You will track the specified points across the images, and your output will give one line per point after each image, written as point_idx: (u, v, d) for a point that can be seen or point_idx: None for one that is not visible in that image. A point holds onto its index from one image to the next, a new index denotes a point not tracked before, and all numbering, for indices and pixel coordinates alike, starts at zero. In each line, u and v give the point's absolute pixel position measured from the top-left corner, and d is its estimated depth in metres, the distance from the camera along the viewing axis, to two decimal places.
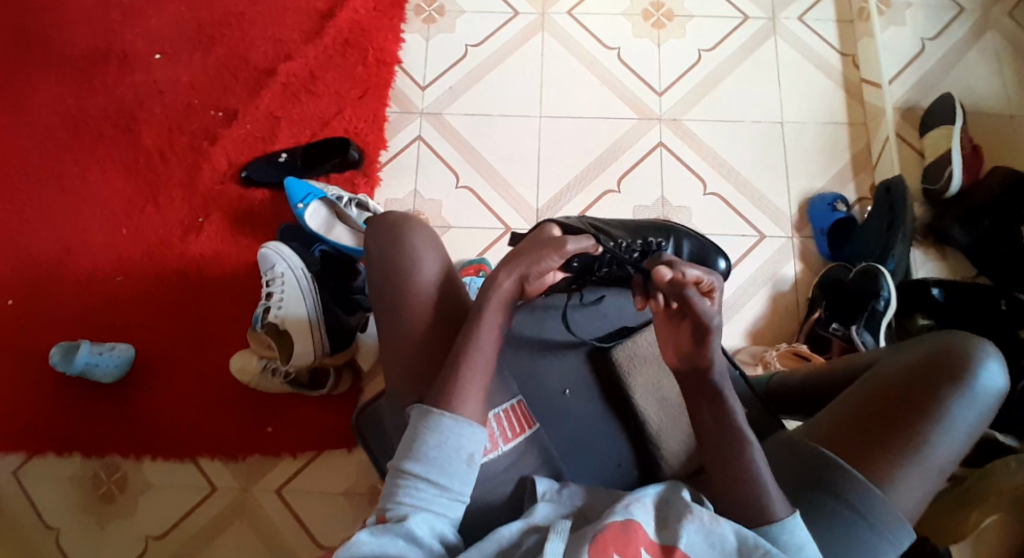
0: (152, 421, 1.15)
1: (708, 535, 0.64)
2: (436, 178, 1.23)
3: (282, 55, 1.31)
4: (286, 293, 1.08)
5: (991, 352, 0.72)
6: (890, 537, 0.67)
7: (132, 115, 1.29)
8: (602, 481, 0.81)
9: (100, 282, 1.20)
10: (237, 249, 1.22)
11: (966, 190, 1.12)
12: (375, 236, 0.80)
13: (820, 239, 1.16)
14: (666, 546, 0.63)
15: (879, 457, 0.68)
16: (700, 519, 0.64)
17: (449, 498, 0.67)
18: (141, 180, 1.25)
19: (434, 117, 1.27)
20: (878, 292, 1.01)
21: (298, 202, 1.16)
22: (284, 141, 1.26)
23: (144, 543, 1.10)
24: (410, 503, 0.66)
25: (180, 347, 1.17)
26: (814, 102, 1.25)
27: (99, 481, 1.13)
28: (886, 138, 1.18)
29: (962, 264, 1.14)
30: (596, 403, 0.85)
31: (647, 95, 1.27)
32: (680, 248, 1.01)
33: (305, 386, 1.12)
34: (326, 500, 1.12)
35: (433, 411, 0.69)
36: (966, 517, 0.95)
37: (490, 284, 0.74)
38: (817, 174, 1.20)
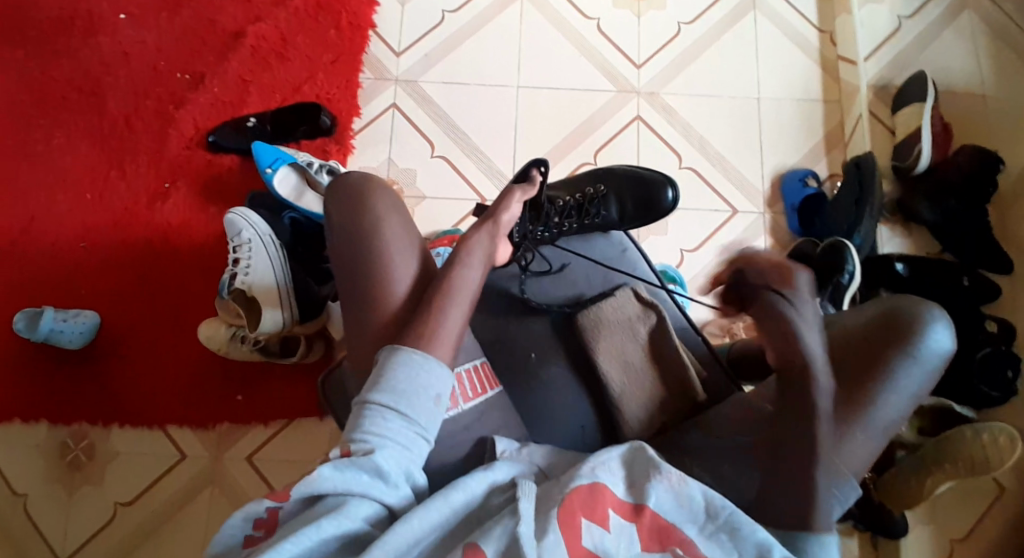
0: (119, 390, 1.13)
1: (677, 497, 0.65)
2: (411, 147, 1.22)
3: (252, 17, 1.28)
4: (253, 260, 1.06)
5: (943, 316, 0.74)
6: (837, 495, 0.70)
7: (95, 78, 1.25)
8: (567, 442, 0.83)
9: (63, 248, 1.18)
10: (205, 217, 1.19)
11: (934, 167, 1.13)
12: (339, 201, 0.79)
13: (790, 214, 1.17)
14: (636, 505, 0.65)
15: (828, 417, 0.70)
16: (670, 480, 0.66)
17: (415, 433, 0.67)
18: (105, 146, 1.22)
19: (409, 85, 1.26)
20: (843, 266, 1.03)
21: (267, 167, 1.14)
22: (254, 106, 1.24)
23: (112, 510, 1.09)
24: (377, 434, 0.65)
25: (148, 315, 1.16)
26: (789, 78, 1.25)
27: (67, 449, 1.12)
28: (860, 115, 1.19)
29: (926, 239, 1.15)
30: (562, 366, 0.86)
31: (626, 68, 1.26)
32: (624, 203, 1.05)
33: (274, 353, 1.10)
34: (297, 467, 1.12)
35: (403, 347, 0.70)
36: (922, 481, 1.00)
37: (463, 242, 0.79)
38: (791, 150, 1.21)
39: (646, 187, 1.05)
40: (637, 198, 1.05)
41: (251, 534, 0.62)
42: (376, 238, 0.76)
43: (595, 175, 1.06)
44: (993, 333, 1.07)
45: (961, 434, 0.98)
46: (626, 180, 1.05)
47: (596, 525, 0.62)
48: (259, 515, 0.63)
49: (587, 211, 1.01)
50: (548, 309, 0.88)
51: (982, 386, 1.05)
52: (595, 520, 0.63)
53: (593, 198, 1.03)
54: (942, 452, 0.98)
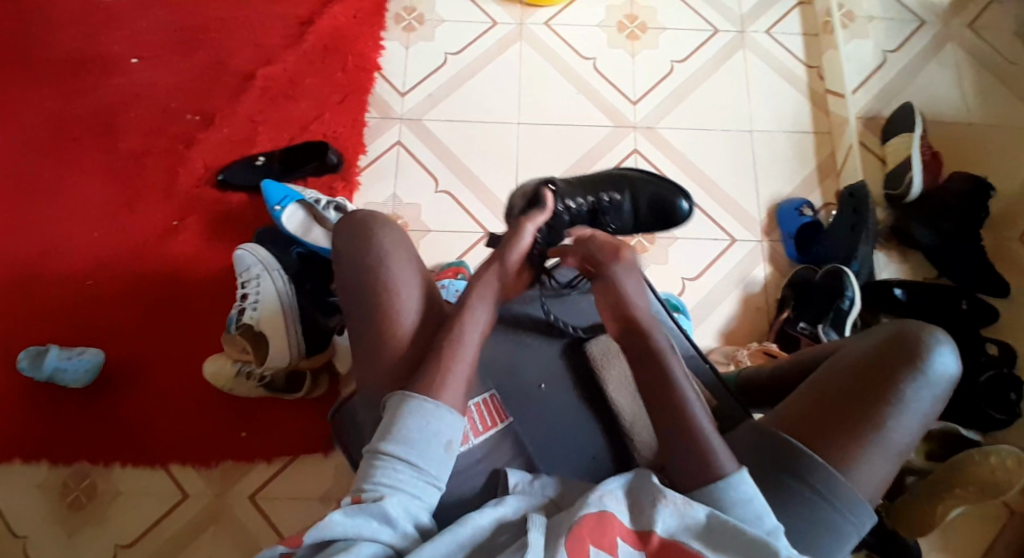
0: (123, 426, 1.13)
1: (681, 519, 0.65)
2: (415, 183, 1.24)
3: (261, 60, 1.32)
4: (262, 292, 1.08)
5: (947, 338, 0.75)
6: (854, 519, 0.70)
7: (106, 119, 1.28)
8: (579, 473, 0.82)
9: (70, 285, 1.18)
10: (212, 253, 1.21)
11: (928, 194, 1.16)
12: (345, 235, 0.81)
13: (788, 242, 1.19)
14: (641, 532, 0.64)
15: (841, 440, 0.71)
16: (674, 503, 0.65)
17: (425, 481, 0.69)
18: (115, 185, 1.24)
19: (412, 123, 1.29)
20: (843, 292, 1.05)
21: (275, 204, 1.16)
22: (263, 145, 1.26)
23: (113, 551, 1.07)
24: (388, 484, 0.67)
25: (153, 350, 1.16)
26: (782, 111, 1.29)
27: (68, 488, 1.10)
28: (850, 146, 1.22)
29: (924, 265, 1.17)
30: (570, 396, 0.86)
31: (622, 104, 1.30)
32: (639, 202, 1.06)
33: (280, 390, 1.11)
34: (301, 505, 1.11)
35: (415, 395, 0.71)
36: (934, 508, 1.00)
37: (475, 282, 0.81)
38: (786, 180, 1.24)
39: (661, 199, 1.06)
40: (650, 204, 1.06)
41: None
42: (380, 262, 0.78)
43: (612, 178, 1.07)
44: (994, 355, 1.08)
45: (969, 458, 0.98)
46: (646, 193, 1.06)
47: (605, 552, 0.62)
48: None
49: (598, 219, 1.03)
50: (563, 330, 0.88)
51: (989, 409, 1.05)
52: (603, 547, 0.62)
53: (608, 205, 1.04)
54: (953, 476, 0.98)
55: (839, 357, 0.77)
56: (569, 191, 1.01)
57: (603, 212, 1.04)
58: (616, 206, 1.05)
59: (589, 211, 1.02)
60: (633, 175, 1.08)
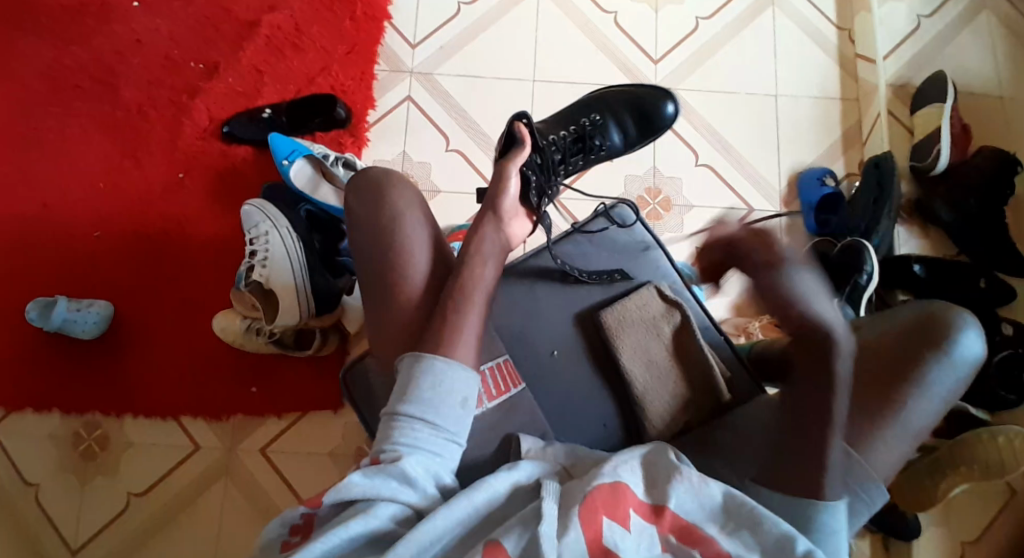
0: (134, 380, 1.13)
1: (697, 497, 0.66)
2: (426, 141, 1.21)
3: (267, 7, 1.27)
4: (270, 251, 1.07)
5: (974, 321, 0.77)
6: (865, 499, 0.73)
7: (109, 65, 1.24)
8: (591, 442, 0.87)
9: (78, 237, 1.17)
10: (220, 207, 1.19)
11: (953, 168, 1.13)
12: (358, 194, 0.81)
13: (809, 215, 1.15)
14: (656, 506, 0.66)
15: (863, 422, 0.74)
16: (689, 480, 0.66)
17: (443, 439, 0.69)
18: (119, 135, 1.21)
19: (424, 77, 1.25)
20: (861, 266, 1.04)
21: (283, 159, 1.14)
22: (268, 97, 1.23)
23: (126, 499, 1.10)
24: (406, 443, 0.67)
25: (162, 305, 1.16)
26: (807, 75, 1.24)
27: (79, 438, 1.12)
28: (878, 114, 1.19)
29: (945, 242, 1.16)
30: (582, 365, 0.89)
31: (643, 62, 1.25)
32: (621, 119, 1.04)
33: (290, 346, 1.12)
34: (311, 460, 1.12)
35: (427, 354, 0.71)
36: (937, 483, 1.01)
37: (471, 241, 0.79)
38: (808, 148, 1.21)
39: (642, 102, 1.05)
40: (635, 114, 1.05)
41: (287, 539, 0.65)
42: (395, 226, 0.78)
43: (587, 103, 1.04)
44: (1009, 335, 1.07)
45: (977, 438, 0.98)
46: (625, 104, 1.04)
47: (617, 524, 0.63)
48: (293, 520, 0.65)
49: (587, 145, 1.00)
50: (575, 275, 0.91)
51: (1000, 389, 1.04)
52: (617, 519, 0.63)
53: (592, 127, 1.01)
54: (956, 456, 0.99)
55: (863, 335, 0.79)
56: (549, 127, 0.99)
57: (590, 135, 1.01)
58: (602, 127, 1.02)
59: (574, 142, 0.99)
60: (605, 95, 1.05)
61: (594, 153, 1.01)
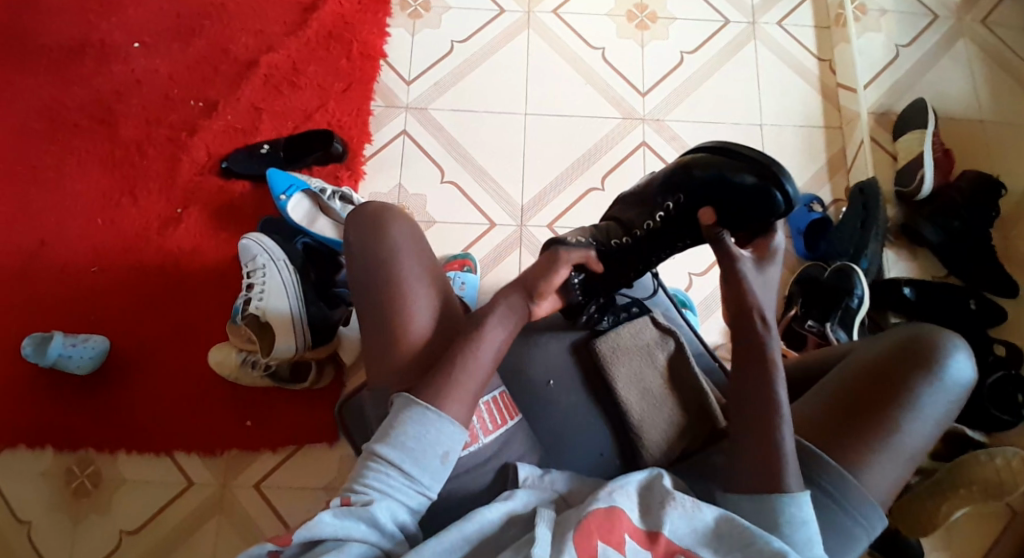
0: (129, 415, 1.13)
1: (690, 521, 0.67)
2: (420, 174, 1.23)
3: (265, 47, 1.30)
4: (267, 284, 1.08)
5: (962, 341, 0.80)
6: (863, 522, 0.73)
7: (110, 106, 1.27)
8: (587, 469, 0.87)
9: (75, 273, 1.18)
10: (216, 241, 1.20)
11: (938, 193, 1.15)
12: (357, 230, 0.84)
13: (797, 238, 1.18)
14: (650, 531, 0.66)
15: (853, 443, 0.75)
16: (684, 506, 0.67)
17: (415, 491, 0.70)
18: (117, 173, 1.23)
19: (418, 112, 1.27)
20: (852, 290, 1.06)
21: (281, 193, 1.16)
22: (266, 133, 1.25)
23: (118, 539, 1.08)
24: (378, 488, 0.69)
25: (158, 340, 1.16)
26: (792, 105, 1.27)
27: (72, 476, 1.11)
28: (861, 141, 1.21)
29: (933, 263, 1.16)
30: (579, 394, 0.90)
31: (631, 95, 1.28)
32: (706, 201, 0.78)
33: (285, 379, 1.11)
34: (305, 495, 1.11)
35: (419, 403, 0.72)
36: (937, 506, 1.00)
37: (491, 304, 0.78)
38: (796, 175, 1.23)
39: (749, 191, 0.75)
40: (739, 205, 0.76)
41: None
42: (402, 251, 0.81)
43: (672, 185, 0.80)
44: (1001, 356, 1.08)
45: (975, 458, 0.98)
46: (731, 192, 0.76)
47: (613, 547, 0.63)
48: (260, 556, 0.65)
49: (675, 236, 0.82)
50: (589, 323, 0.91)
51: (994, 409, 1.05)
52: (612, 543, 0.64)
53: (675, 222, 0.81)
54: (956, 477, 0.99)
55: (854, 361, 0.81)
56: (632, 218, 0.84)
57: (670, 236, 0.82)
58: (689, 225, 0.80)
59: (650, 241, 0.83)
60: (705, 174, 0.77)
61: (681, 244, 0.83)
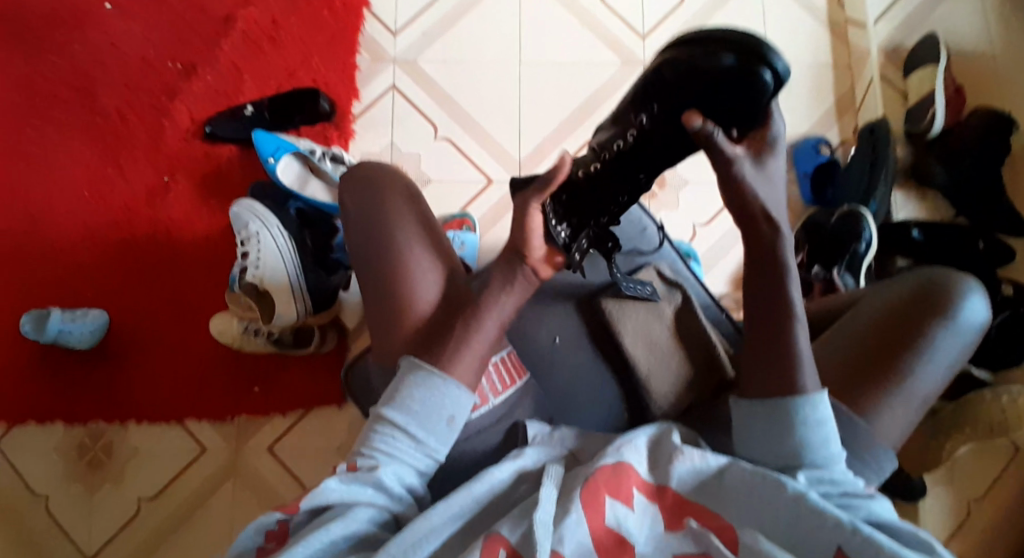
0: (135, 388, 1.13)
1: (697, 472, 0.67)
2: (413, 130, 1.19)
3: (243, 1, 1.24)
4: (262, 252, 1.05)
5: (975, 285, 0.80)
6: (872, 465, 0.74)
7: (86, 71, 1.22)
8: (597, 425, 0.88)
9: (68, 248, 1.16)
10: (208, 209, 1.18)
11: (947, 131, 1.12)
12: (350, 189, 0.83)
13: (804, 184, 1.16)
14: (658, 485, 0.67)
15: (865, 388, 0.75)
16: (690, 458, 0.68)
17: (422, 453, 0.71)
18: (101, 141, 1.19)
19: (407, 65, 1.22)
20: (859, 235, 1.04)
21: (268, 156, 1.13)
22: (249, 94, 1.21)
23: (136, 505, 1.10)
24: (384, 452, 0.70)
25: (157, 312, 1.15)
26: (796, 43, 1.22)
27: (85, 448, 1.12)
28: (870, 80, 1.17)
29: (942, 205, 1.14)
30: (587, 353, 0.89)
31: (629, 38, 1.23)
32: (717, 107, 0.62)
33: (289, 346, 1.11)
34: (317, 456, 1.12)
35: (423, 366, 0.72)
36: (941, 445, 1.01)
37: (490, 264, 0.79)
38: (801, 117, 1.19)
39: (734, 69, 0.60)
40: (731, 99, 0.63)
41: (263, 546, 0.66)
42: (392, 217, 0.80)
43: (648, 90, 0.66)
44: (1011, 296, 1.06)
45: (980, 398, 0.99)
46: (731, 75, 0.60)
47: (621, 502, 0.64)
48: (269, 526, 0.66)
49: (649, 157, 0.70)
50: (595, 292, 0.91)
51: (1001, 349, 1.05)
52: (619, 498, 0.65)
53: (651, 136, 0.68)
54: (960, 417, 0.99)
55: (863, 308, 0.81)
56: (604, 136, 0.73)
57: (655, 149, 0.69)
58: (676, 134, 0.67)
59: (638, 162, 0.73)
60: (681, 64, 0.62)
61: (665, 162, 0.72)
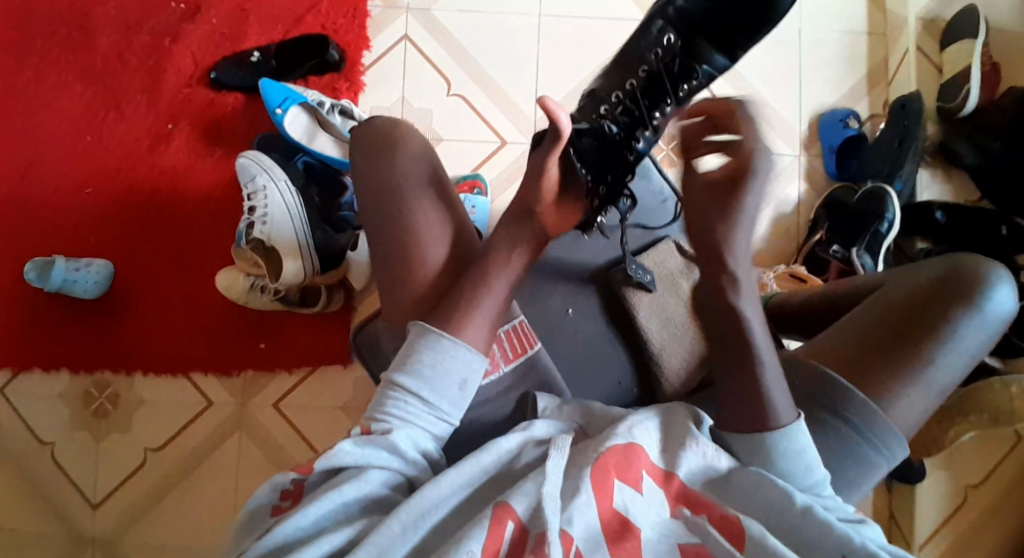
0: (141, 339, 1.13)
1: (705, 464, 0.68)
2: (426, 85, 1.14)
3: None
4: (269, 208, 1.04)
5: (1003, 273, 0.78)
6: (886, 452, 0.74)
7: (83, 8, 1.16)
8: (607, 397, 0.87)
9: (69, 195, 1.13)
10: (212, 160, 1.14)
11: (981, 108, 1.08)
12: (362, 150, 0.80)
13: (828, 157, 1.12)
14: (667, 471, 0.67)
15: (884, 374, 0.74)
16: (702, 449, 0.68)
17: (435, 417, 0.70)
18: (100, 84, 1.15)
19: (420, 13, 1.16)
20: (882, 213, 1.02)
21: (276, 107, 1.08)
22: (254, 39, 1.15)
23: (143, 455, 1.11)
24: (397, 415, 0.69)
25: (161, 263, 1.13)
26: (832, 5, 1.15)
27: (91, 397, 1.12)
28: (906, 50, 1.11)
29: (967, 187, 1.11)
30: (599, 323, 0.90)
31: None
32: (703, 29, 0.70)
33: (295, 303, 1.10)
34: (323, 413, 1.13)
35: (434, 329, 0.71)
36: (945, 431, 1.02)
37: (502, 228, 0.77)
38: (831, 87, 1.14)
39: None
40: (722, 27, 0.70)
41: (279, 504, 0.65)
42: (405, 183, 0.77)
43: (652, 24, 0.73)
44: None
45: (988, 386, 0.99)
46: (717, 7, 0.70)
47: (628, 486, 0.64)
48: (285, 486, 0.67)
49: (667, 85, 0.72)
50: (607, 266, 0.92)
51: (1013, 337, 1.05)
52: (628, 482, 0.64)
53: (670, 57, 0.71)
54: (966, 405, 1.00)
55: (886, 291, 0.80)
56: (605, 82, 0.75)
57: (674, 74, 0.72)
58: (697, 51, 0.71)
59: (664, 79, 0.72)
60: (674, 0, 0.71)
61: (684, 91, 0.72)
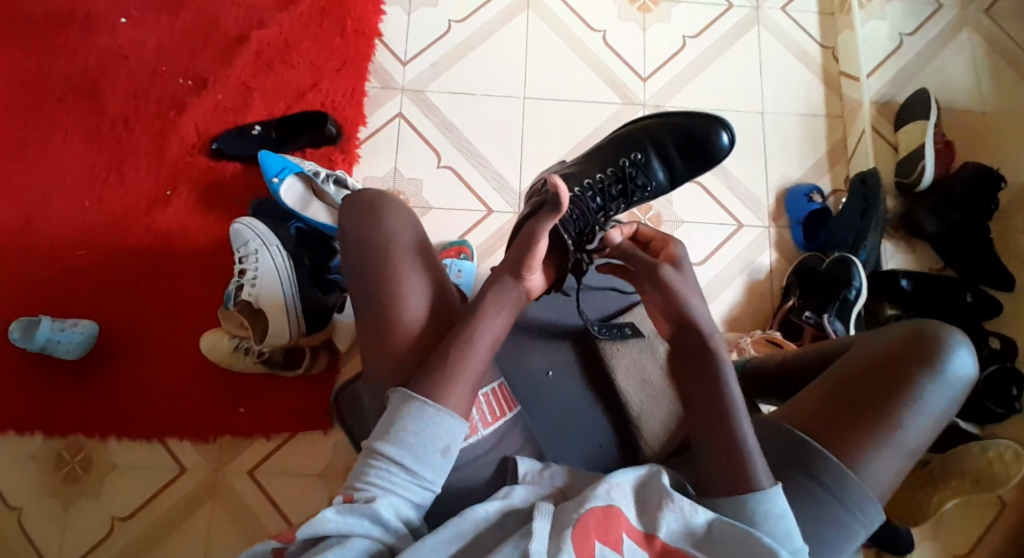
0: (118, 401, 1.11)
1: (686, 523, 0.66)
2: (417, 158, 1.21)
3: (256, 23, 1.27)
4: (260, 270, 1.05)
5: (964, 340, 0.79)
6: (862, 517, 0.74)
7: (96, 82, 1.23)
8: (583, 462, 0.84)
9: (62, 256, 1.15)
10: (207, 224, 1.18)
11: (938, 183, 1.15)
12: (352, 215, 0.80)
13: (795, 229, 1.18)
14: (648, 533, 0.66)
15: (854, 437, 0.74)
16: (680, 509, 0.66)
17: (418, 485, 0.68)
18: (105, 151, 1.20)
19: (415, 94, 1.25)
20: (850, 281, 1.05)
21: (273, 176, 1.13)
22: (257, 113, 1.22)
23: (110, 523, 1.07)
24: (380, 485, 0.67)
25: (148, 324, 1.14)
26: (793, 91, 1.26)
27: (62, 461, 1.10)
28: (862, 131, 1.21)
29: (930, 255, 1.17)
30: (579, 385, 0.88)
31: (632, 80, 1.26)
32: (666, 151, 1.00)
33: (278, 365, 1.10)
34: (300, 482, 1.10)
35: (416, 397, 0.70)
36: (928, 498, 1.01)
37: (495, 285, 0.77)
38: (795, 164, 1.22)
39: (689, 131, 1.01)
40: (678, 147, 1.01)
41: None
42: (395, 253, 0.77)
43: (629, 141, 1.00)
44: (997, 348, 1.09)
45: (967, 451, 0.99)
46: (672, 135, 1.01)
47: (610, 548, 0.63)
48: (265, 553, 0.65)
49: (629, 187, 0.98)
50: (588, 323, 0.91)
51: (989, 404, 1.06)
52: (608, 543, 0.63)
53: (634, 169, 0.98)
54: (948, 469, 0.99)
55: (854, 353, 0.81)
56: (584, 169, 0.96)
57: (629, 180, 0.98)
58: (647, 168, 0.99)
59: (615, 182, 0.97)
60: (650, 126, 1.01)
61: (636, 196, 0.99)
